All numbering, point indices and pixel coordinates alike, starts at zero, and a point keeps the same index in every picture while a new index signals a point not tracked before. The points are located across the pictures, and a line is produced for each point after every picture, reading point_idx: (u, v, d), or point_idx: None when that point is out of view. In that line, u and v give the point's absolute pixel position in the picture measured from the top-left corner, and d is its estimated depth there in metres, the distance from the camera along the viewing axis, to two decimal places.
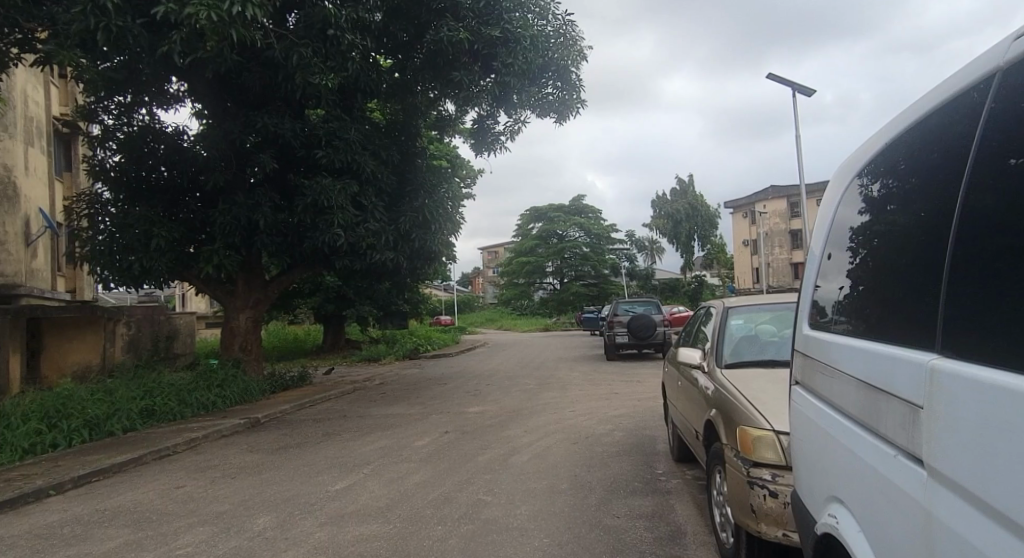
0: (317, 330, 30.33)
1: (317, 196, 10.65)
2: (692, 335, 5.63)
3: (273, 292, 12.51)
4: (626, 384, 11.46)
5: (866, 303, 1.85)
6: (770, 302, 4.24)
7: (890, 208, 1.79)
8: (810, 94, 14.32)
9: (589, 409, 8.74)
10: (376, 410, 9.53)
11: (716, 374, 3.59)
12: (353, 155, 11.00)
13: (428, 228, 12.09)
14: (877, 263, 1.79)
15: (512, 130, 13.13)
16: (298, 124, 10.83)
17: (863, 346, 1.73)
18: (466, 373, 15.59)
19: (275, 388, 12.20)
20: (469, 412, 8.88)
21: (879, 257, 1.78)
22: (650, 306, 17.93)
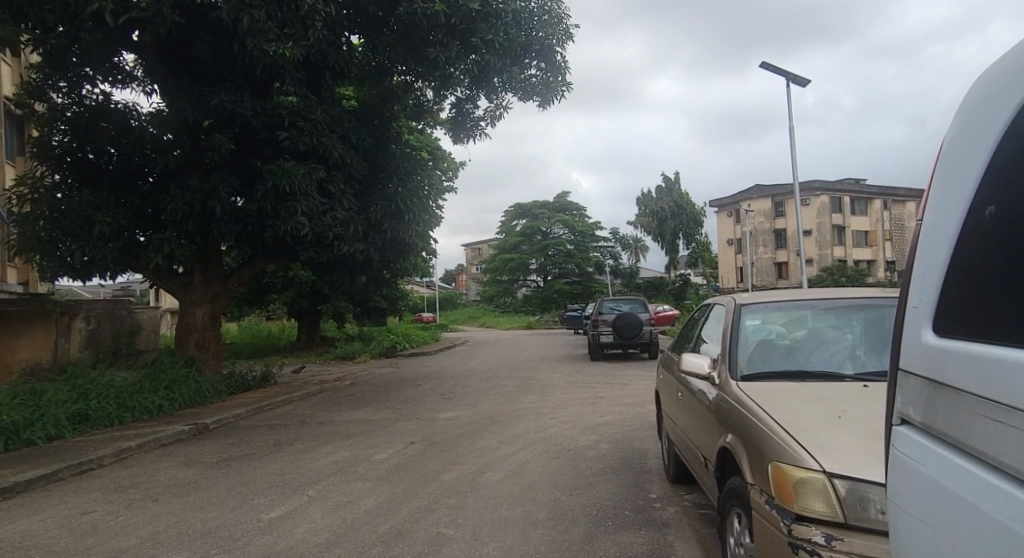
0: (292, 327, 29.27)
1: (278, 180, 9.79)
2: (692, 337, 4.91)
3: (234, 286, 11.58)
4: (612, 387, 10.77)
5: (973, 313, 1.11)
6: (792, 298, 3.51)
7: (993, 178, 1.08)
8: (804, 85, 13.82)
9: (572, 416, 8.00)
10: (339, 415, 8.68)
11: (733, 389, 2.86)
12: (320, 138, 10.17)
13: (401, 218, 11.24)
14: (998, 249, 1.05)
15: (494, 115, 12.38)
16: (260, 102, 9.96)
17: (997, 372, 0.97)
18: (444, 373, 14.78)
19: (235, 389, 11.25)
20: (440, 418, 8.10)
21: (1004, 239, 1.04)
22: (637, 304, 17.27)
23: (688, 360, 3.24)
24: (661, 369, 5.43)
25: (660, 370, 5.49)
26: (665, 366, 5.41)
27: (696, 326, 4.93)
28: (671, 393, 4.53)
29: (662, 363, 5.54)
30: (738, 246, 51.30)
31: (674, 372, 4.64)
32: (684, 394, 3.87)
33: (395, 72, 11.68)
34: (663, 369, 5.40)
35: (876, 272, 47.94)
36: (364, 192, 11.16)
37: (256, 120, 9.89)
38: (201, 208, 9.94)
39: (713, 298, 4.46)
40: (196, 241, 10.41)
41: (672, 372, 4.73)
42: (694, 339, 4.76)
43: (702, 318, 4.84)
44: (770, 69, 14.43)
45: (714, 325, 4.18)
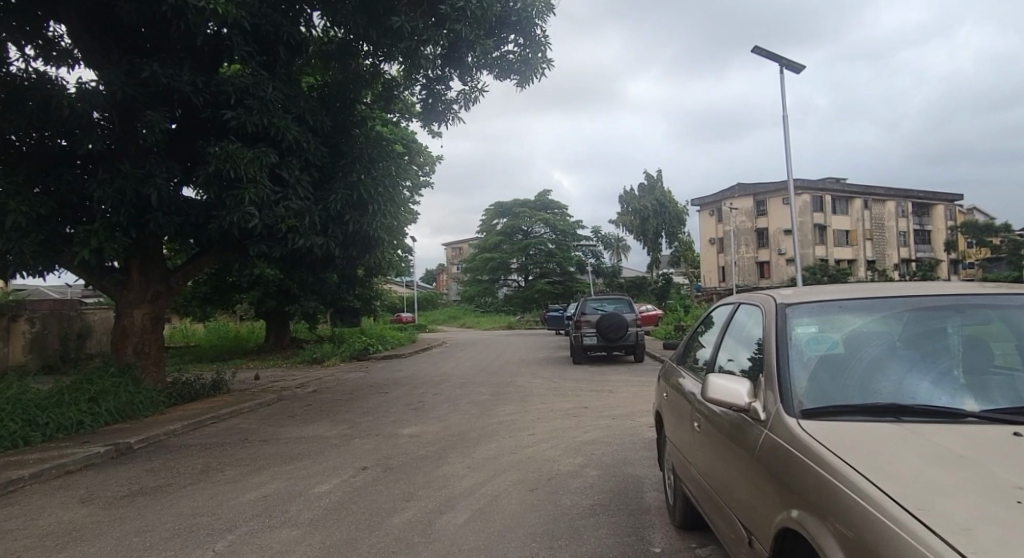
0: (260, 328, 27.86)
1: (222, 165, 8.62)
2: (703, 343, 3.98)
3: (179, 284, 10.33)
4: (596, 396, 9.84)
5: None
6: (856, 296, 2.58)
7: None
8: (798, 71, 13.42)
9: (552, 432, 7.02)
10: (287, 432, 7.57)
11: (797, 435, 1.91)
12: (271, 118, 9.05)
13: (365, 209, 10.15)
14: None
15: (468, 97, 11.43)
16: (203, 77, 8.79)
17: None
18: (415, 378, 13.70)
19: (178, 400, 10.02)
20: (403, 436, 7.05)
21: None
22: (622, 303, 16.36)
23: (718, 387, 2.30)
24: (664, 383, 4.50)
25: (662, 385, 4.56)
26: (668, 380, 4.46)
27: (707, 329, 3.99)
28: (683, 417, 3.59)
29: (663, 376, 4.61)
30: (720, 245, 51.06)
31: (687, 390, 3.70)
32: (705, 422, 2.93)
33: (361, 49, 10.61)
34: (666, 383, 4.45)
35: (856, 271, 48.14)
36: (324, 180, 10.06)
37: (198, 97, 8.69)
38: (136, 196, 8.62)
39: (732, 298, 3.56)
40: (131, 234, 9.08)
41: (684, 389, 3.78)
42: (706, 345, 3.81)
43: (714, 320, 3.91)
44: (761, 56, 13.79)
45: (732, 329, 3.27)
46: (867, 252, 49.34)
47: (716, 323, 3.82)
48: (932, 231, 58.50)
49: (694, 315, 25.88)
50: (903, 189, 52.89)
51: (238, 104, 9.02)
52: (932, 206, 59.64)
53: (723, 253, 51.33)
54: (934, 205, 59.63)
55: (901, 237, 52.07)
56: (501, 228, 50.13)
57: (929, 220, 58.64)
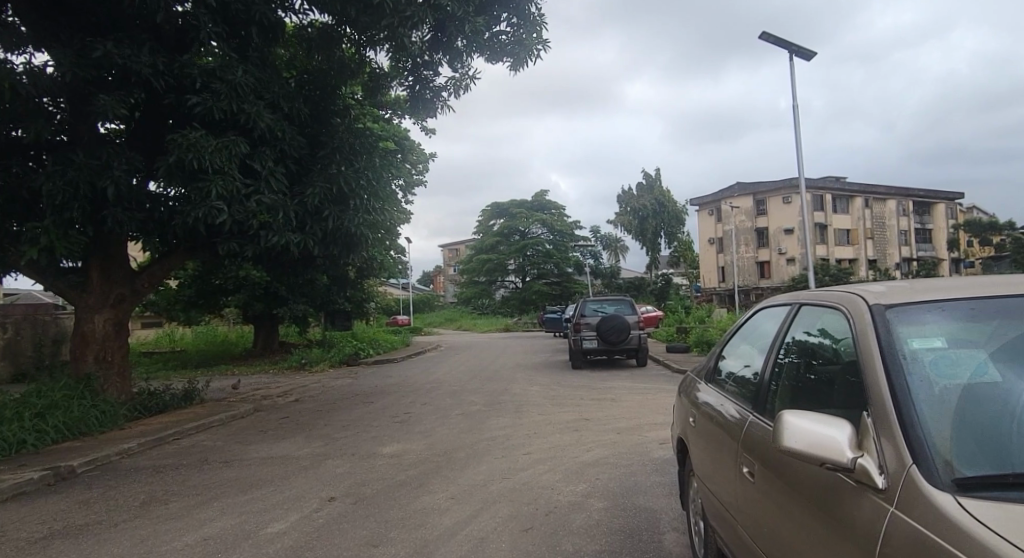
0: (249, 332, 26.94)
1: (184, 154, 7.76)
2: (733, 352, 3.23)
3: (144, 286, 9.46)
4: (597, 406, 9.05)
5: None
6: (994, 294, 1.78)
7: None
8: (809, 58, 12.77)
9: (550, 452, 6.21)
10: (253, 452, 6.72)
11: (961, 528, 1.13)
12: (241, 104, 8.27)
13: (346, 204, 9.38)
14: None
15: (458, 84, 10.66)
16: (164, 59, 7.98)
17: None
18: (404, 386, 12.84)
19: (143, 413, 9.15)
20: (383, 457, 6.21)
21: None
22: (623, 305, 15.55)
23: (801, 434, 1.53)
24: (684, 402, 3.75)
25: (682, 403, 3.82)
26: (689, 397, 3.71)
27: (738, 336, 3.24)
28: (717, 447, 2.84)
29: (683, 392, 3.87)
30: (720, 245, 50.36)
31: (717, 411, 2.95)
32: (759, 465, 2.16)
33: (344, 38, 9.86)
34: (687, 401, 3.69)
35: (858, 271, 47.49)
36: (302, 174, 9.29)
37: (159, 81, 7.87)
38: (89, 190, 7.76)
39: (788, 297, 2.78)
40: (87, 232, 8.21)
41: (714, 409, 3.03)
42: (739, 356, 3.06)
43: (748, 326, 3.15)
44: (769, 42, 13.06)
45: (784, 340, 2.50)
46: (868, 252, 48.74)
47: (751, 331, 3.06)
48: (933, 230, 57.96)
49: (695, 315, 25.14)
50: (904, 188, 52.34)
51: (204, 89, 8.22)
52: (933, 205, 59.10)
53: (723, 253, 50.66)
54: (935, 204, 59.14)
55: (903, 236, 51.48)
56: (498, 229, 49.30)
57: (930, 219, 58.07)
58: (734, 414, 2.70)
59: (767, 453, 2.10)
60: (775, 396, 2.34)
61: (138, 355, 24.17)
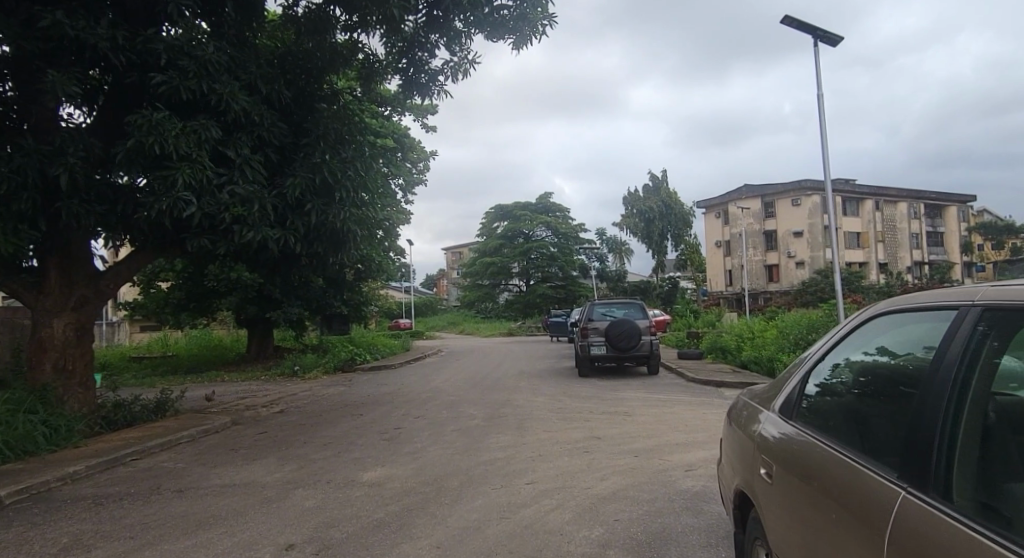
0: (243, 337, 26.09)
1: (143, 137, 6.90)
2: (810, 372, 2.42)
3: (110, 288, 8.59)
4: (608, 422, 8.13)
5: None
6: None
7: None
8: (834, 44, 11.92)
9: (558, 480, 5.30)
10: (215, 477, 5.82)
11: None
12: (212, 83, 7.45)
13: (331, 197, 8.50)
14: None
15: (456, 68, 9.82)
16: (124, 32, 7.11)
17: None
18: (397, 395, 11.94)
19: (105, 428, 8.28)
20: (363, 486, 5.30)
21: None
22: (632, 308, 14.59)
23: None
24: (740, 432, 2.96)
25: (737, 434, 3.02)
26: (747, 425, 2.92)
27: (818, 353, 2.44)
28: (796, 504, 2.00)
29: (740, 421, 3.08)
30: (728, 247, 49.44)
31: (793, 448, 2.16)
32: (894, 551, 1.35)
33: (338, 21, 9.05)
34: (744, 430, 2.89)
35: (869, 275, 46.45)
36: (284, 163, 8.47)
37: (118, 57, 7.03)
38: (38, 178, 6.90)
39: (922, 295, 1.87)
40: (39, 226, 7.34)
41: (786, 445, 2.23)
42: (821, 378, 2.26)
43: (835, 340, 2.35)
44: (791, 26, 12.19)
45: (914, 364, 1.69)
46: (879, 255, 47.67)
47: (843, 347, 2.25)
48: (944, 234, 56.87)
49: (704, 320, 24.13)
50: (915, 190, 51.31)
51: (170, 66, 7.39)
52: (945, 207, 57.91)
53: (731, 256, 49.70)
54: (946, 207, 58.05)
55: (915, 238, 50.34)
56: (501, 231, 48.44)
57: (942, 221, 56.88)
58: (826, 459, 1.89)
59: (921, 544, 1.26)
60: (917, 441, 1.45)
61: (127, 359, 23.32)
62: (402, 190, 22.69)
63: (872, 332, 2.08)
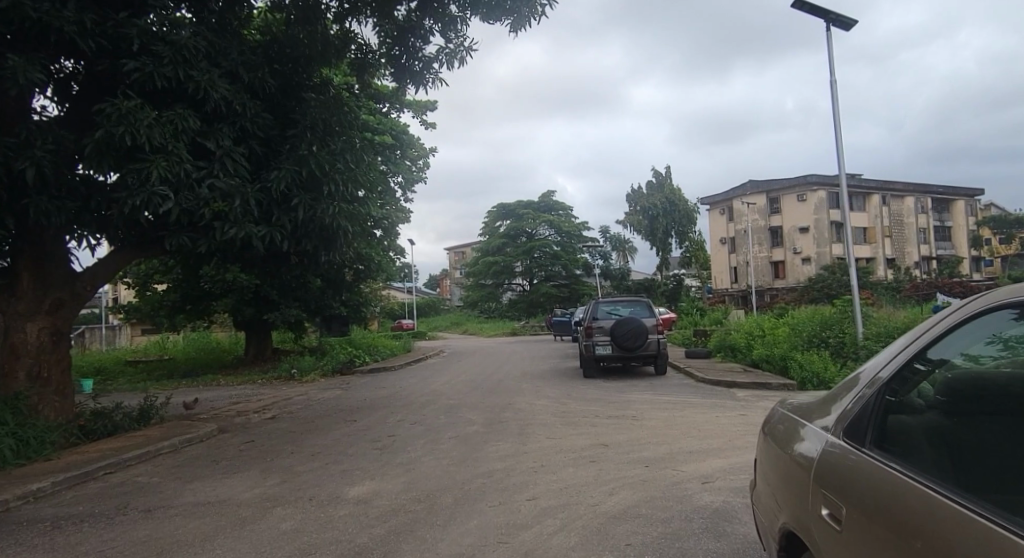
0: (242, 339, 25.66)
1: (112, 128, 6.40)
2: (862, 379, 1.98)
3: (87, 289, 8.15)
4: (614, 428, 7.64)
5: None
6: None
7: None
8: (848, 28, 11.38)
9: (562, 496, 4.81)
10: (189, 494, 5.35)
11: None
12: (188, 71, 6.98)
13: (319, 191, 8.03)
14: None
15: (451, 54, 9.34)
16: (94, 16, 6.63)
17: None
18: (395, 400, 11.46)
19: (82, 438, 7.82)
20: (347, 503, 4.82)
21: None
22: (638, 306, 14.07)
23: None
24: (777, 450, 2.49)
25: (773, 453, 2.55)
26: (785, 442, 2.45)
27: (879, 358, 1.96)
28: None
29: (776, 436, 2.61)
30: (732, 244, 48.95)
31: (848, 470, 1.70)
32: None
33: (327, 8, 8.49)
34: (782, 448, 2.43)
35: (877, 271, 45.78)
36: (269, 157, 7.99)
37: (86, 43, 6.57)
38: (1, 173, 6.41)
39: None
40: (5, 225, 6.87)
41: (837, 465, 1.78)
42: (879, 384, 1.81)
43: (904, 342, 1.87)
44: (803, 10, 11.64)
45: None
46: (887, 250, 47.04)
47: (910, 348, 1.76)
48: (952, 228, 56.08)
49: (711, 318, 23.61)
50: (923, 184, 50.58)
51: (144, 53, 6.93)
52: (952, 202, 57.22)
53: (736, 253, 49.09)
54: (953, 202, 57.22)
55: (922, 233, 49.68)
56: (504, 230, 47.93)
57: (949, 215, 56.18)
58: (912, 497, 1.41)
59: None
60: None
61: (124, 363, 22.93)
62: (401, 188, 22.22)
63: (957, 334, 1.59)
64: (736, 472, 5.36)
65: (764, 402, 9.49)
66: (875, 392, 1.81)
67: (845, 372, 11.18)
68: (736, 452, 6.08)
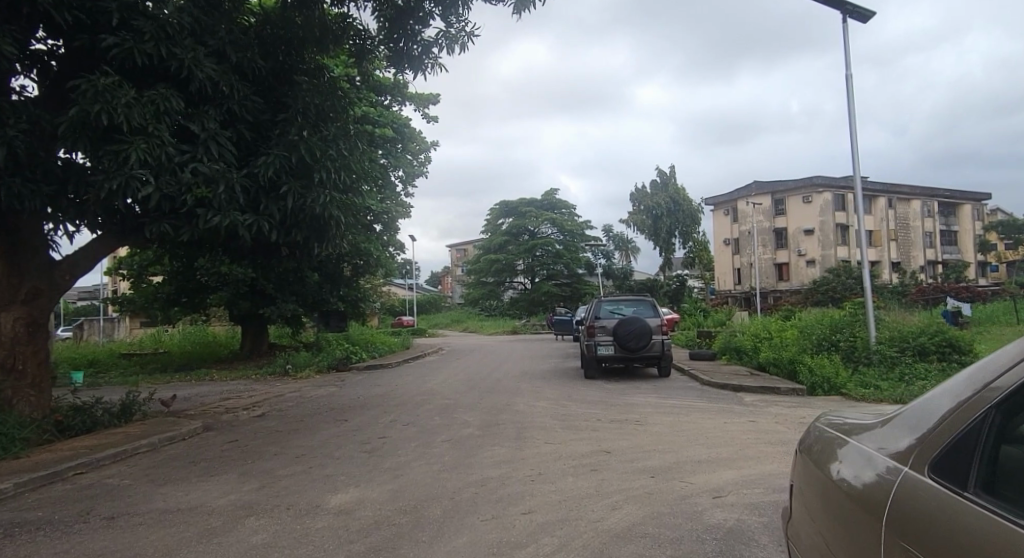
0: (238, 333, 25.28)
1: (86, 106, 5.99)
2: (949, 396, 1.58)
3: (66, 278, 7.75)
4: (617, 433, 7.24)
5: None
6: None
7: None
8: (865, 19, 10.95)
9: (560, 510, 4.40)
10: (160, 500, 4.95)
11: None
12: (171, 48, 6.58)
13: (310, 178, 7.62)
14: None
15: (453, 38, 8.91)
16: None
17: None
18: (389, 398, 11.08)
19: (58, 435, 7.44)
20: (328, 514, 4.43)
21: None
22: (641, 306, 13.66)
23: None
24: (820, 472, 2.13)
25: (813, 475, 2.18)
26: (831, 464, 2.09)
27: (977, 373, 1.55)
28: None
29: (816, 457, 2.25)
30: (736, 246, 48.55)
31: (934, 505, 1.33)
32: None
33: None
34: (828, 470, 2.06)
35: (882, 274, 45.28)
36: (259, 143, 7.61)
37: (63, 16, 6.15)
38: None
39: None
40: None
41: (915, 499, 1.41)
42: (980, 403, 1.41)
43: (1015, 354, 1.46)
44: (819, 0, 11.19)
45: None
46: (892, 253, 46.57)
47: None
48: (958, 233, 55.52)
49: (714, 319, 23.22)
50: (929, 188, 50.02)
51: (125, 29, 6.54)
52: (958, 206, 56.71)
53: (740, 255, 48.62)
54: (960, 206, 56.64)
55: (928, 237, 49.19)
56: (506, 227, 47.50)
57: (955, 219, 55.68)
58: None
59: None
60: None
61: (117, 356, 22.56)
62: (401, 182, 21.82)
63: None
64: (749, 485, 4.95)
65: (773, 408, 9.09)
66: (972, 414, 1.42)
67: (856, 377, 10.77)
68: (747, 463, 5.69)
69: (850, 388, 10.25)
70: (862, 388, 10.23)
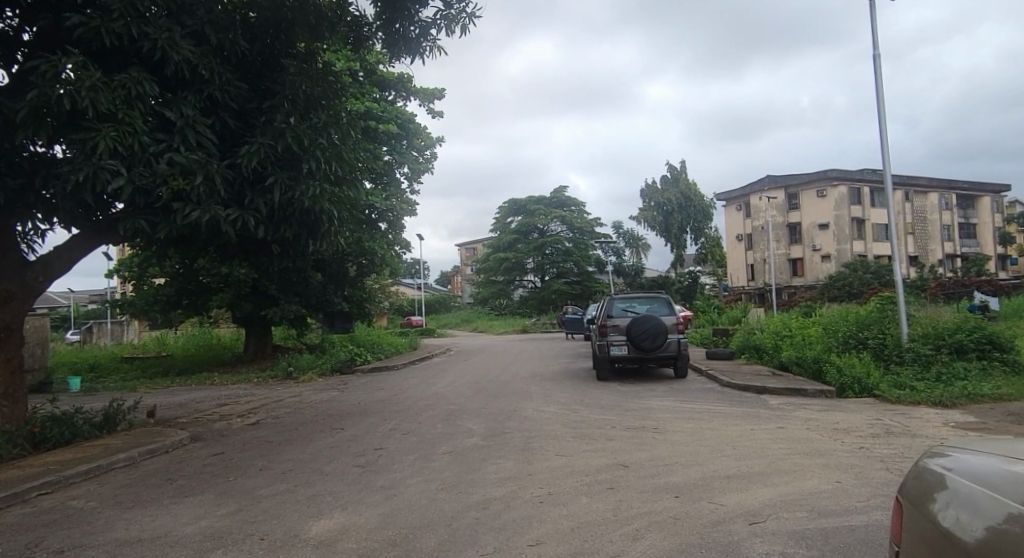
0: (242, 336, 24.81)
1: (47, 90, 5.45)
2: None
3: (40, 281, 7.24)
4: (633, 443, 6.61)
5: None
6: None
7: None
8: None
9: (573, 541, 3.79)
10: (121, 527, 4.40)
11: None
12: (143, 27, 6.02)
13: (299, 170, 7.07)
14: None
15: (454, 18, 8.31)
16: None
17: None
18: (392, 403, 10.52)
19: (32, 448, 6.94)
20: (306, 546, 3.85)
21: None
22: (657, 303, 12.95)
23: None
24: (941, 534, 1.48)
25: (927, 536, 1.56)
26: (951, 520, 1.48)
27: None
28: None
29: (930, 507, 1.61)
30: (749, 242, 47.66)
31: None
32: None
33: None
34: (949, 529, 1.45)
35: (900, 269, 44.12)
36: (243, 132, 7.06)
37: None
38: None
39: None
40: None
41: None
42: None
43: None
44: None
45: None
46: (910, 247, 45.35)
47: None
48: (977, 225, 54.07)
49: (729, 316, 22.44)
50: (948, 180, 48.68)
51: (93, 7, 6.00)
52: (977, 198, 55.25)
53: (753, 250, 47.63)
54: (979, 198, 55.15)
55: (947, 230, 47.90)
56: (515, 226, 46.84)
57: (975, 211, 54.23)
58: None
59: None
60: None
61: (120, 360, 22.22)
62: (406, 180, 21.26)
63: None
64: (789, 507, 4.30)
65: (802, 412, 8.41)
66: None
67: (889, 378, 10.02)
68: (784, 479, 5.03)
69: (883, 389, 9.50)
70: (896, 390, 9.47)
